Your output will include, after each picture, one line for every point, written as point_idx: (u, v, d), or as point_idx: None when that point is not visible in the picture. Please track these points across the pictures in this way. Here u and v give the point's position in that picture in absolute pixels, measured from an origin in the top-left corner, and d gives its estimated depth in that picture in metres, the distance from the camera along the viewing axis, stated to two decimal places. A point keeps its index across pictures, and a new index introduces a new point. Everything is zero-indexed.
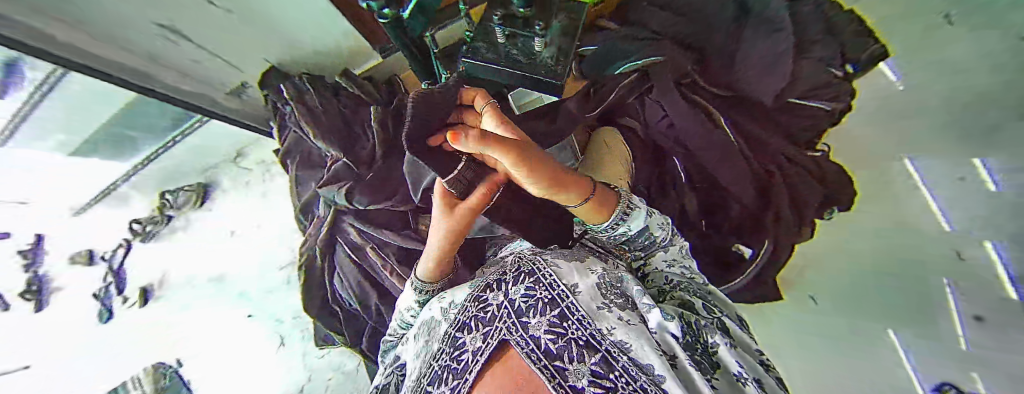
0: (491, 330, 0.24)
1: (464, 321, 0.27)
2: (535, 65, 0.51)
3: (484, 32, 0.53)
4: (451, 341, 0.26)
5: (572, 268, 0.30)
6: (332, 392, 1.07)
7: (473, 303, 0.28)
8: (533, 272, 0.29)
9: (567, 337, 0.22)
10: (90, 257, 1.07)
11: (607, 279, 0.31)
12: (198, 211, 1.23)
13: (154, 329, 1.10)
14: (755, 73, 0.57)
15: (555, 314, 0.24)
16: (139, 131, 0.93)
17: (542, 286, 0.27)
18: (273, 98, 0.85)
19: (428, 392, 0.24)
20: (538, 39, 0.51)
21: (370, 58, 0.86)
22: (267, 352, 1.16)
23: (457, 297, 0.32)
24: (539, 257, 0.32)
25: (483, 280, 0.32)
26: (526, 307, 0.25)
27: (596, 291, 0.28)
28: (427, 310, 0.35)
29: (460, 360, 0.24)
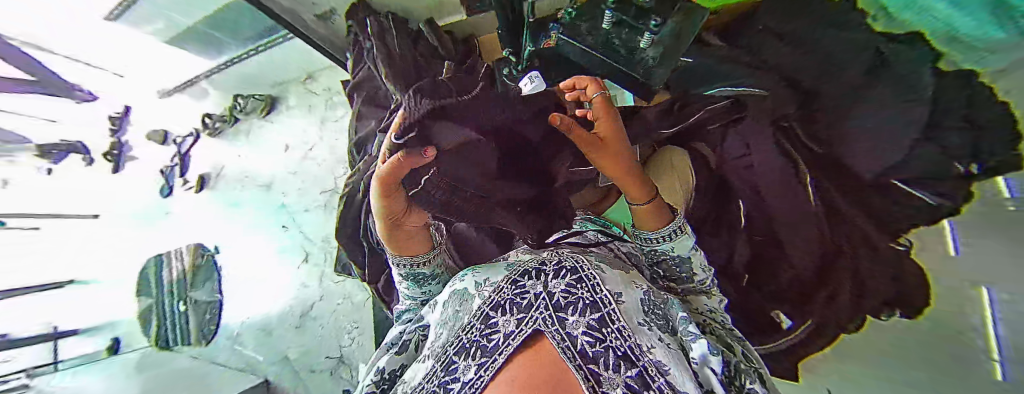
0: (526, 317, 0.23)
1: (499, 301, 0.26)
2: (632, 61, 0.52)
3: (592, 13, 0.51)
4: (484, 319, 0.25)
5: (617, 277, 0.29)
6: (339, 316, 1.12)
7: (511, 286, 0.27)
8: (576, 270, 0.27)
9: (605, 344, 0.21)
10: (164, 138, 1.34)
11: (650, 297, 0.29)
12: (261, 120, 1.31)
13: (207, 211, 1.32)
14: (870, 139, 0.46)
15: (595, 318, 0.22)
16: (229, 35, 1.00)
17: (583, 285, 0.25)
18: (355, 29, 0.85)
19: (456, 362, 0.24)
20: (647, 35, 0.47)
21: (455, 14, 0.87)
22: (292, 267, 1.20)
23: (493, 276, 0.32)
24: (582, 257, 0.30)
25: (521, 265, 0.30)
26: (566, 303, 0.23)
27: (639, 307, 0.26)
28: (460, 281, 0.35)
29: (489, 339, 0.23)
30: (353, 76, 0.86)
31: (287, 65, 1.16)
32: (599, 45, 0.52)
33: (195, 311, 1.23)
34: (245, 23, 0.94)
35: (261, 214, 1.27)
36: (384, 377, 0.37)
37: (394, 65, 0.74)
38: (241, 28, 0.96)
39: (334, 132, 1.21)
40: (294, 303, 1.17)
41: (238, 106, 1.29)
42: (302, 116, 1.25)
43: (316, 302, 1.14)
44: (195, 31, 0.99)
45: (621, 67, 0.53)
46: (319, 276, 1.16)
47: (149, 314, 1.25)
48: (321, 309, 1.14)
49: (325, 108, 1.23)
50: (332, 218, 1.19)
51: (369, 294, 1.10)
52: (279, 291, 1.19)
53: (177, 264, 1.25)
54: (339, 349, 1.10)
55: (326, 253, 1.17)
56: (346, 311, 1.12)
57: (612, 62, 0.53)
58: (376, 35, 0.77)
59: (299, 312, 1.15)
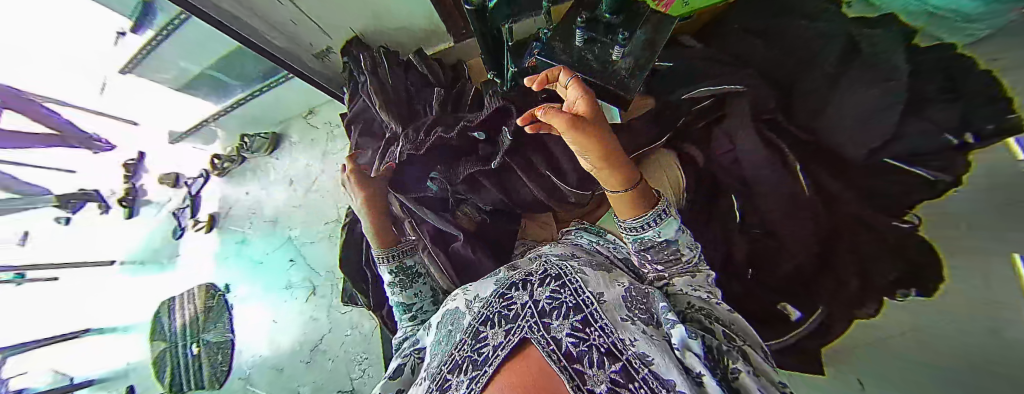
0: (514, 327, 0.24)
1: (487, 316, 0.28)
2: (608, 72, 0.53)
3: (565, 33, 0.56)
4: (473, 334, 0.27)
5: (599, 277, 0.30)
6: (347, 348, 1.11)
7: (498, 300, 0.29)
8: (561, 276, 0.29)
9: (588, 342, 0.22)
10: (175, 181, 1.38)
11: (632, 292, 0.30)
12: (267, 157, 1.35)
13: (215, 250, 1.35)
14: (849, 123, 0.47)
15: (578, 319, 0.24)
16: (236, 79, 1.07)
17: (567, 290, 0.27)
18: (350, 65, 0.90)
19: (450, 379, 0.25)
20: (617, 48, 0.52)
21: (443, 42, 0.92)
22: (301, 300, 1.20)
23: (482, 292, 0.33)
24: (566, 263, 0.32)
25: (508, 278, 0.32)
26: (551, 308, 0.25)
27: (621, 304, 0.28)
28: (451, 302, 0.36)
29: (481, 353, 0.24)
30: (349, 109, 0.90)
31: (288, 103, 1.22)
32: (574, 62, 0.55)
33: (208, 354, 1.20)
34: (249, 67, 1.00)
35: (268, 249, 1.29)
36: None
37: (389, 95, 0.80)
38: (246, 72, 1.03)
39: (335, 164, 1.25)
40: (302, 338, 1.16)
41: (244, 145, 1.33)
42: (306, 150, 1.30)
43: (325, 336, 1.14)
44: (202, 76, 1.06)
45: (598, 76, 0.54)
46: (326, 309, 1.17)
47: (161, 359, 1.20)
48: (329, 342, 1.13)
49: (326, 142, 1.28)
50: (336, 248, 1.20)
51: (377, 323, 1.11)
52: (287, 327, 1.19)
53: (188, 307, 1.25)
54: (350, 382, 1.09)
55: (332, 286, 1.18)
56: (354, 342, 1.12)
57: (589, 76, 0.54)
58: (370, 68, 0.82)
59: (309, 347, 1.15)
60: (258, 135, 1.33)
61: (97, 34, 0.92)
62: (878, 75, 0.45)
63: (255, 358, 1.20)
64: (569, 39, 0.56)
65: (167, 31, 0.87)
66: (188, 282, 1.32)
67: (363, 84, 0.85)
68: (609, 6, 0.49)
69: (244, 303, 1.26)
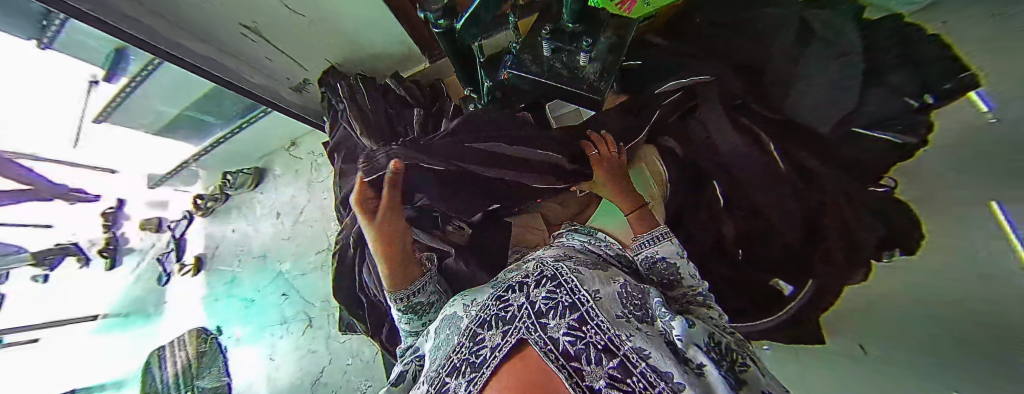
0: (511, 328, 0.24)
1: (484, 318, 0.27)
2: (577, 79, 0.55)
3: (531, 45, 0.58)
4: (471, 337, 0.26)
5: (595, 276, 0.30)
6: (348, 378, 1.08)
7: (495, 302, 0.28)
8: (556, 277, 0.29)
9: (585, 340, 0.22)
10: (158, 225, 1.35)
11: (627, 289, 0.31)
12: (252, 192, 1.32)
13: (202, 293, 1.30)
14: (818, 101, 0.49)
15: (574, 318, 0.24)
16: (217, 117, 1.06)
17: (562, 290, 0.27)
18: (328, 94, 0.91)
19: (448, 382, 0.24)
20: (584, 55, 0.53)
21: (418, 64, 0.94)
22: (298, 334, 1.17)
23: (480, 295, 0.32)
24: (561, 264, 0.32)
25: (505, 281, 0.32)
26: (548, 309, 0.25)
27: (617, 300, 0.28)
28: (449, 309, 0.35)
29: (478, 354, 0.23)
30: (330, 137, 0.90)
31: (269, 137, 1.21)
32: (545, 72, 0.57)
33: None
34: (227, 104, 1.00)
35: (260, 285, 1.26)
36: None
37: (368, 120, 0.81)
38: (224, 109, 1.02)
39: (322, 192, 1.24)
40: (302, 373, 1.13)
41: (227, 181, 1.30)
42: (291, 181, 1.29)
43: (325, 368, 1.11)
44: (180, 117, 1.04)
45: (568, 84, 0.56)
46: (325, 340, 1.13)
47: None
48: (331, 373, 1.10)
49: (311, 172, 1.26)
50: (329, 276, 1.18)
51: (378, 348, 1.09)
52: (285, 362, 1.16)
53: (180, 355, 1.19)
54: None
55: (329, 316, 1.15)
56: (356, 371, 1.08)
57: (559, 84, 0.56)
58: (348, 96, 0.84)
59: (310, 380, 1.11)
60: (241, 171, 1.31)
61: (69, 86, 0.90)
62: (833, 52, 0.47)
63: None
64: (537, 50, 0.58)
65: (139, 77, 0.86)
66: (178, 329, 1.27)
67: (342, 112, 0.86)
68: (569, 17, 0.49)
69: (238, 345, 1.22)
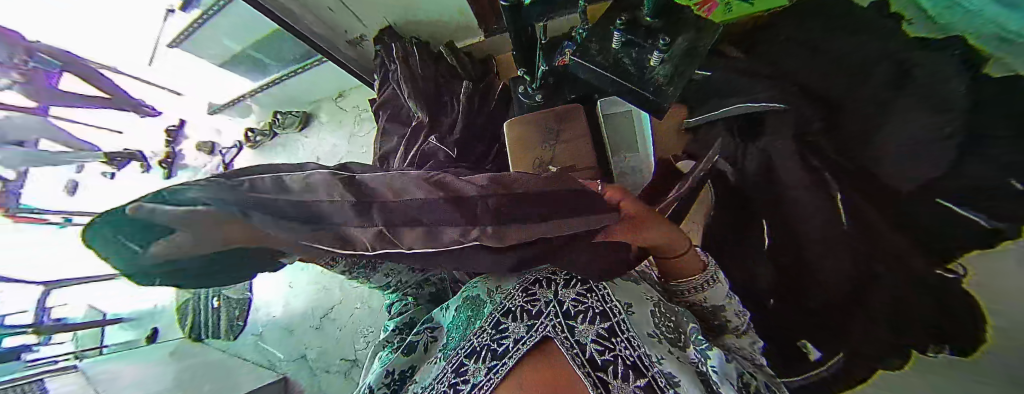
0: (537, 324, 0.25)
1: (508, 308, 0.27)
2: (644, 78, 0.52)
3: (603, 35, 0.55)
4: (494, 324, 0.27)
5: (623, 289, 0.30)
6: (356, 321, 1.15)
7: (521, 293, 0.28)
8: (587, 280, 0.28)
9: (613, 353, 0.23)
10: (211, 148, 1.48)
11: (660, 304, 0.31)
12: (297, 134, 1.40)
13: None
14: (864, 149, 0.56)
15: (604, 327, 0.25)
16: (273, 59, 1.11)
17: (593, 295, 0.27)
18: (381, 53, 0.92)
19: (466, 363, 0.25)
20: (657, 53, 0.50)
21: (473, 36, 0.93)
22: (316, 272, 1.24)
23: (506, 283, 0.32)
24: (591, 268, 0.31)
25: (529, 274, 0.32)
26: (576, 312, 0.25)
27: (650, 318, 0.28)
28: (468, 290, 0.35)
29: (501, 343, 0.24)
30: (377, 96, 0.92)
31: (319, 85, 1.26)
32: (610, 65, 0.54)
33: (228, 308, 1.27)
34: (285, 47, 1.04)
35: None
36: (394, 378, 0.36)
37: (417, 86, 0.82)
38: (282, 51, 1.06)
39: (359, 147, 1.29)
40: (314, 306, 1.21)
41: (277, 120, 1.39)
42: (333, 130, 1.35)
43: (335, 306, 1.19)
44: (242, 54, 1.10)
45: (634, 84, 0.53)
46: (339, 281, 1.20)
47: (185, 309, 1.28)
48: (339, 311, 1.18)
49: (353, 125, 1.31)
50: None
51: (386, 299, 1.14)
52: (301, 293, 1.24)
53: None
54: (354, 353, 1.12)
55: None
56: (363, 316, 1.15)
57: (623, 80, 0.53)
58: (400, 58, 0.85)
59: (320, 313, 1.20)
60: (290, 112, 1.38)
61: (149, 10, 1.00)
62: None
63: (270, 317, 1.26)
64: (606, 42, 0.55)
65: (207, 14, 0.91)
66: None
67: (393, 73, 0.87)
68: (652, 10, 0.49)
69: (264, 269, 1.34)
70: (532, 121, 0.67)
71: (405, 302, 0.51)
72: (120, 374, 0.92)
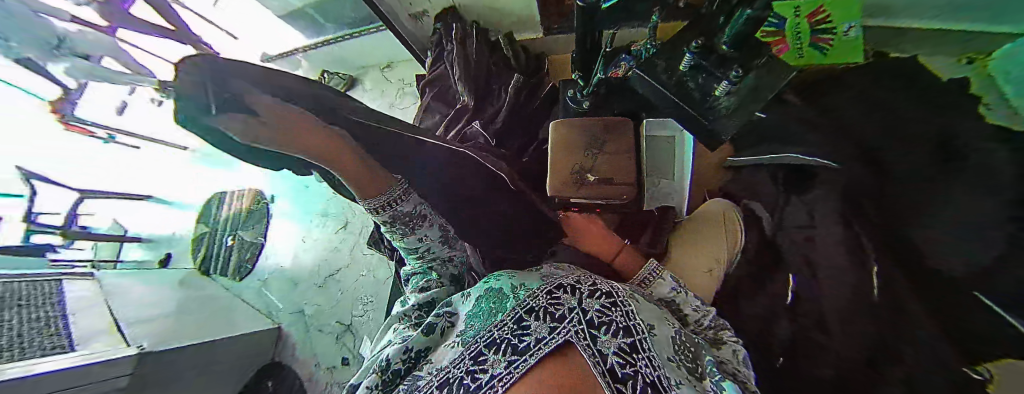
0: (560, 327, 0.24)
1: (531, 307, 0.28)
2: (702, 104, 0.56)
3: (674, 54, 0.56)
4: (516, 320, 0.27)
5: (646, 311, 0.30)
6: (359, 286, 1.18)
7: (546, 295, 0.29)
8: (612, 295, 0.29)
9: (633, 368, 0.21)
10: None
11: (680, 336, 0.31)
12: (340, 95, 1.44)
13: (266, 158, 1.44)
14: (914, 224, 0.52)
15: (627, 342, 0.24)
16: (331, 22, 1.16)
17: (617, 310, 0.27)
18: (440, 32, 0.94)
19: (485, 353, 0.25)
20: (725, 84, 0.49)
21: (531, 32, 0.96)
22: (330, 231, 1.28)
23: (530, 283, 0.34)
24: (616, 285, 0.32)
25: (554, 280, 0.32)
26: (599, 323, 0.25)
27: (670, 344, 0.27)
28: (491, 281, 0.38)
29: (523, 340, 0.24)
30: (428, 73, 0.93)
31: (370, 53, 1.30)
32: (674, 85, 0.57)
33: (240, 249, 1.33)
34: (348, 10, 1.07)
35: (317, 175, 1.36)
36: (410, 357, 0.36)
37: (469, 69, 0.85)
38: (344, 13, 1.10)
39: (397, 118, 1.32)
40: (320, 265, 1.24)
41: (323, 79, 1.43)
42: (374, 98, 1.38)
43: (342, 268, 1.21)
44: (301, 12, 1.14)
45: (690, 108, 0.58)
46: (351, 244, 1.24)
47: (201, 240, 1.36)
48: (345, 274, 1.21)
49: (395, 96, 1.35)
50: None
51: (391, 272, 1.16)
52: (312, 248, 1.27)
53: (236, 204, 1.38)
54: (350, 318, 1.14)
55: (363, 225, 1.25)
56: (367, 283, 1.17)
57: (684, 104, 0.57)
58: (458, 40, 0.86)
59: (325, 273, 1.23)
60: (337, 74, 1.43)
61: None
62: None
63: (276, 266, 1.29)
64: (674, 62, 0.56)
65: None
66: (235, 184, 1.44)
67: (448, 53, 0.89)
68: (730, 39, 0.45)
69: (279, 217, 1.34)
70: (575, 130, 0.69)
71: (429, 279, 0.59)
72: (127, 296, 1.00)
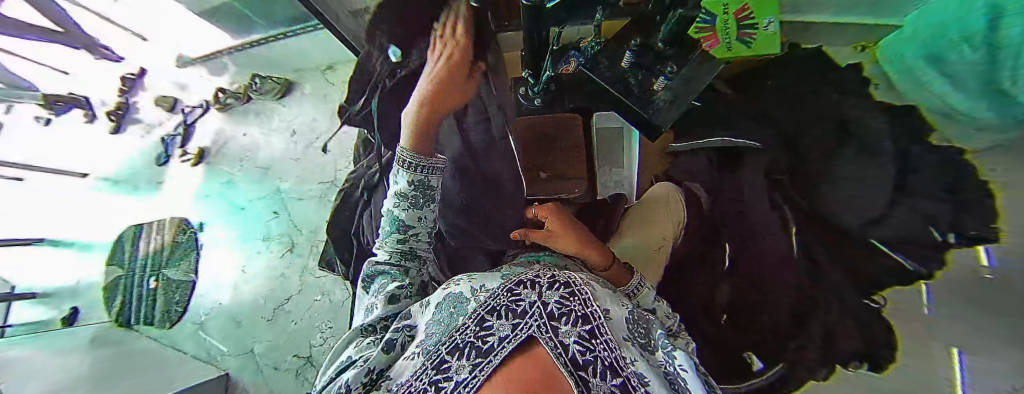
0: (522, 323, 0.25)
1: (493, 307, 0.29)
2: (648, 102, 0.62)
3: (615, 52, 0.61)
4: (479, 322, 0.28)
5: (606, 297, 0.34)
6: (314, 313, 1.07)
7: (507, 294, 0.30)
8: (570, 285, 0.31)
9: (593, 353, 0.24)
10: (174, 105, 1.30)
11: (635, 315, 0.35)
12: (273, 103, 1.27)
13: (187, 180, 1.26)
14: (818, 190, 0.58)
15: (586, 329, 0.26)
16: (262, 18, 1.00)
17: (575, 299, 0.29)
18: (385, 30, 0.90)
19: (448, 359, 0.25)
20: (663, 80, 0.59)
21: None
22: (274, 256, 1.14)
23: (490, 283, 0.35)
24: (575, 276, 0.34)
25: (516, 277, 0.34)
26: (561, 314, 0.27)
27: (625, 324, 0.32)
28: (453, 286, 0.38)
29: (484, 341, 0.25)
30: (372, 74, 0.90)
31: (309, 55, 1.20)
32: (616, 81, 0.62)
33: (164, 292, 1.14)
34: (279, 8, 0.95)
35: (254, 196, 1.21)
36: (372, 380, 0.33)
37: None
38: (275, 12, 0.96)
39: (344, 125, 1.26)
40: (268, 295, 1.11)
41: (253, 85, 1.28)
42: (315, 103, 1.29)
43: (292, 296, 1.10)
44: (224, 8, 1.00)
45: (634, 104, 0.62)
46: (299, 268, 1.12)
47: (113, 287, 1.16)
48: (296, 304, 1.09)
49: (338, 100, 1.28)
50: (327, 211, 1.17)
51: (350, 294, 1.07)
52: (256, 278, 1.13)
53: (156, 238, 1.18)
54: (308, 349, 1.05)
55: (312, 247, 1.14)
56: (322, 309, 1.07)
57: (626, 98, 0.62)
58: None
59: (273, 305, 1.10)
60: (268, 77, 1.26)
61: None
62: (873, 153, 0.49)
63: (215, 304, 1.13)
64: (617, 58, 0.61)
65: None
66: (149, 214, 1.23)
67: None
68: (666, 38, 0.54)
69: (215, 246, 1.18)
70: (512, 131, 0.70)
71: (398, 282, 0.47)
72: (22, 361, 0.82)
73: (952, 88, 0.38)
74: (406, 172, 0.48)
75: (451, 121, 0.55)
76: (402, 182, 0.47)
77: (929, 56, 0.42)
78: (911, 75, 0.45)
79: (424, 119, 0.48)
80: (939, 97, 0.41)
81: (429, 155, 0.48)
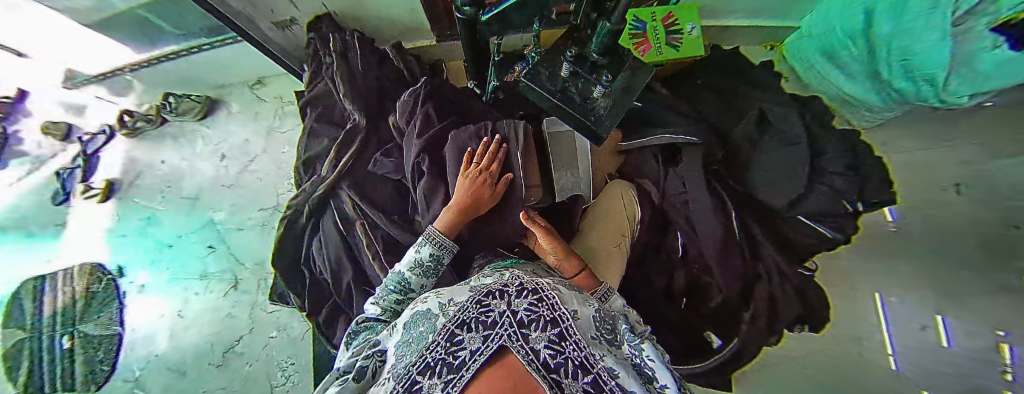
0: (492, 334, 0.27)
1: (463, 320, 0.30)
2: (587, 108, 0.61)
3: (552, 59, 0.61)
4: (449, 337, 0.28)
5: (574, 297, 0.35)
6: (270, 352, 1.00)
7: (476, 305, 0.31)
8: (537, 291, 0.32)
9: (564, 355, 0.26)
10: (66, 133, 1.11)
11: (602, 313, 0.37)
12: (196, 124, 1.18)
13: (93, 221, 1.09)
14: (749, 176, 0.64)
15: (555, 333, 0.28)
16: (170, 28, 0.89)
17: (543, 304, 0.30)
18: (316, 43, 0.85)
19: (421, 379, 0.26)
20: (600, 88, 0.59)
21: (424, 40, 0.93)
22: (216, 297, 1.04)
23: (458, 297, 0.34)
24: (542, 281, 0.36)
25: (485, 287, 0.34)
26: (530, 320, 0.28)
27: (593, 322, 0.34)
28: (419, 305, 0.37)
29: (456, 356, 0.26)
30: (307, 91, 0.87)
31: (232, 70, 1.10)
32: (557, 91, 0.61)
33: (83, 350, 0.93)
34: (187, 18, 0.85)
35: (183, 230, 1.10)
36: None
37: (356, 87, 0.80)
38: (184, 22, 0.87)
39: (283, 144, 1.18)
40: (214, 338, 1.00)
41: (166, 105, 1.13)
42: (246, 122, 1.19)
43: (243, 337, 1.01)
44: (117, 19, 0.87)
45: (577, 113, 0.61)
46: (248, 305, 1.04)
47: None
48: (248, 344, 1.00)
49: (272, 118, 1.19)
50: (272, 240, 1.11)
51: (309, 326, 1.03)
52: (197, 320, 1.02)
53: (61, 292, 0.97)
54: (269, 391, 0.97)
55: (259, 281, 1.07)
56: (280, 346, 1.01)
57: (567, 106, 0.61)
58: (338, 52, 0.81)
59: (222, 349, 0.99)
60: (186, 96, 1.14)
61: None
62: (788, 140, 0.56)
63: (149, 356, 0.97)
64: (555, 68, 0.61)
65: None
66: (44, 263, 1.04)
67: (329, 67, 0.83)
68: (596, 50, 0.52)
69: (141, 294, 1.03)
70: (465, 141, 0.66)
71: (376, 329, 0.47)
72: None
73: (850, 80, 0.53)
74: (429, 244, 0.55)
75: (476, 203, 0.59)
76: (426, 252, 0.53)
77: (826, 54, 0.56)
78: (813, 70, 0.60)
79: (456, 213, 0.58)
80: (840, 88, 0.55)
81: (450, 237, 0.56)
